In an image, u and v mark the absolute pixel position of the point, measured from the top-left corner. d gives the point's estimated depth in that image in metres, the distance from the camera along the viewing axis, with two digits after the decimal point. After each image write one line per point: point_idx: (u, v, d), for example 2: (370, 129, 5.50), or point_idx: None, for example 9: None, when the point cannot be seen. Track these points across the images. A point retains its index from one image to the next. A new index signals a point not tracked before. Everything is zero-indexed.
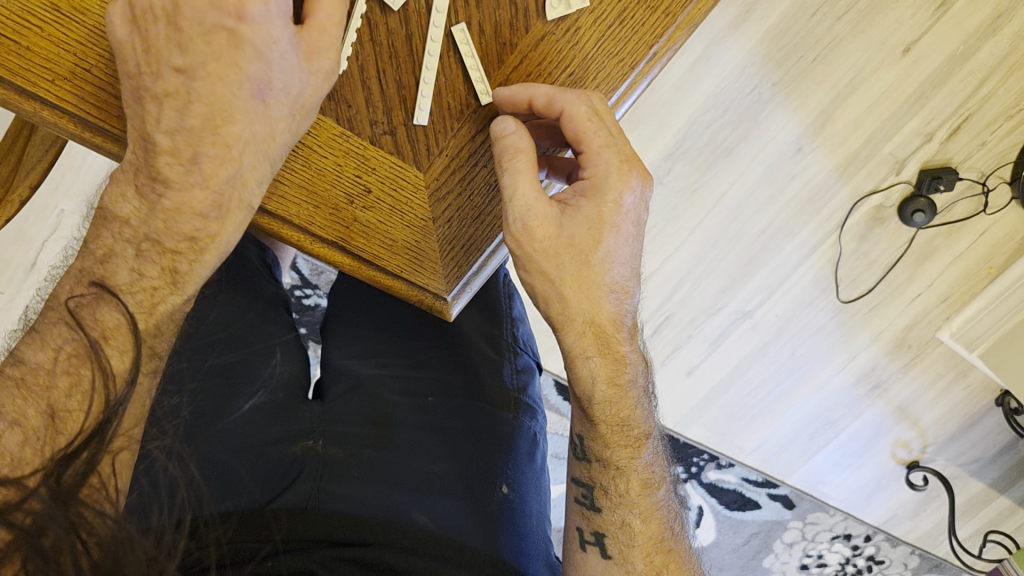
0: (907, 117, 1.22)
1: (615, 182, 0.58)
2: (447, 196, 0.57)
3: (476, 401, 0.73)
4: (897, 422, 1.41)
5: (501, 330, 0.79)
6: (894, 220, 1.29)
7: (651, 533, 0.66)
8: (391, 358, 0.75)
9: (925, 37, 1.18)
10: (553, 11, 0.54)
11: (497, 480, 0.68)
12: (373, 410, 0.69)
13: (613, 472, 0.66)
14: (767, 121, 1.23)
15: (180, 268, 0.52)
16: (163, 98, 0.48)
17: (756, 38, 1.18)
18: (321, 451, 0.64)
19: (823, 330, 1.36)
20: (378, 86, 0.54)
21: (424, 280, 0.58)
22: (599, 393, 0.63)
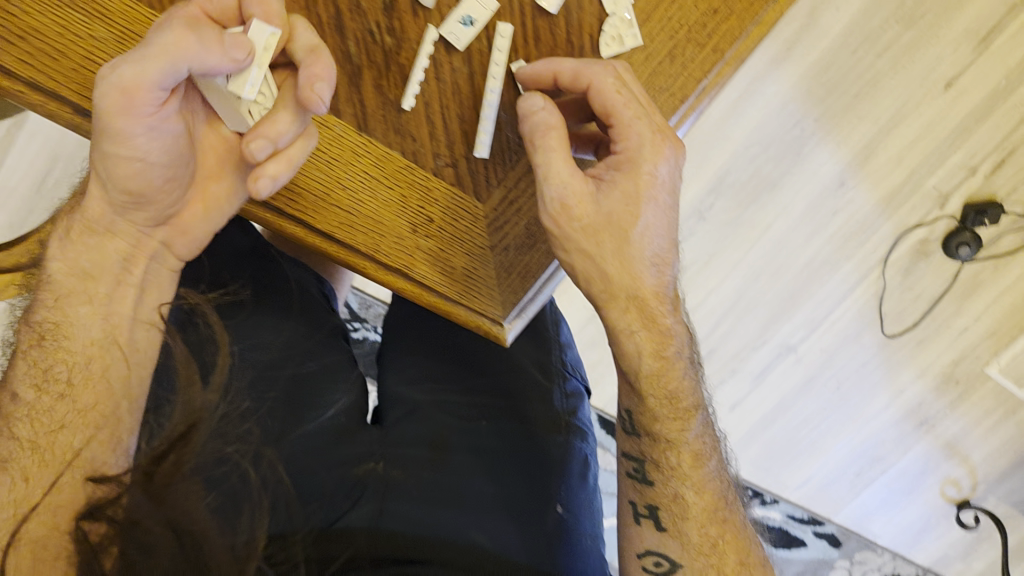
0: (950, 151, 1.21)
1: (649, 155, 0.56)
2: (505, 226, 0.59)
3: (528, 425, 0.75)
4: (945, 459, 1.39)
5: (552, 357, 0.80)
6: (938, 254, 1.28)
7: (705, 504, 0.67)
8: (445, 382, 0.76)
9: (966, 73, 1.17)
10: (607, 49, 0.57)
11: (551, 501, 0.70)
12: (431, 433, 0.71)
13: (663, 445, 0.66)
14: (810, 156, 1.24)
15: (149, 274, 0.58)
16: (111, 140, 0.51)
17: (799, 73, 1.20)
18: (383, 473, 0.66)
19: (868, 365, 1.35)
20: (441, 122, 0.57)
21: (481, 305, 0.60)
22: (647, 367, 0.63)
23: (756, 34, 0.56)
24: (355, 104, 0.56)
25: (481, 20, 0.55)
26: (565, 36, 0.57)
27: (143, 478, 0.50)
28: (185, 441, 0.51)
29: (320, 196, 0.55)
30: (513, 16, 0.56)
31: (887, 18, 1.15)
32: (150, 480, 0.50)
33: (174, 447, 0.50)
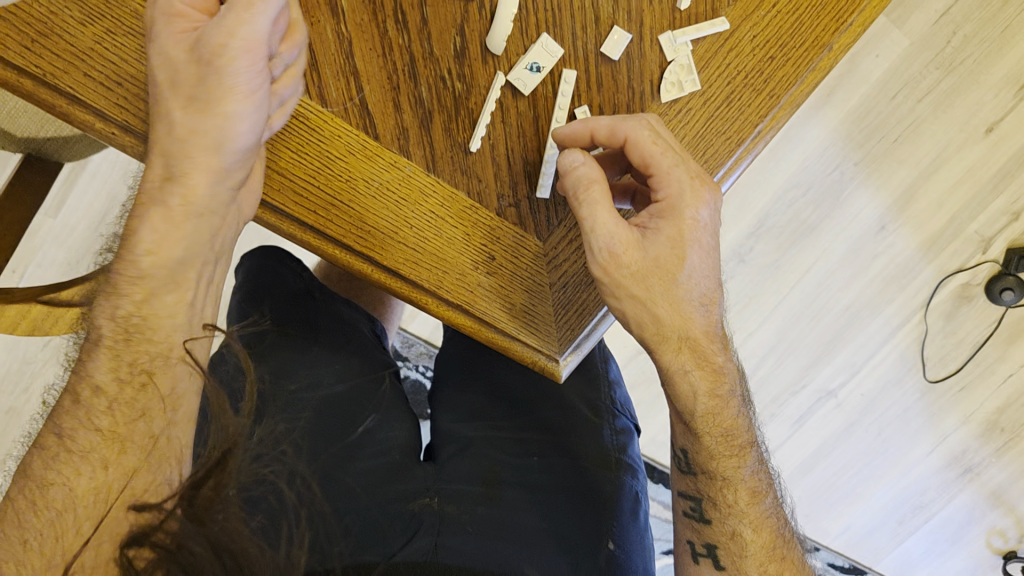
0: (991, 196, 1.23)
1: (690, 201, 0.57)
2: (563, 264, 0.60)
3: (578, 463, 0.74)
4: (991, 509, 1.36)
5: (600, 395, 0.80)
6: (982, 298, 1.28)
7: (762, 542, 0.67)
8: (495, 418, 0.77)
9: (1007, 118, 1.20)
10: (668, 94, 0.58)
11: (604, 536, 0.70)
12: (483, 469, 0.72)
13: (720, 483, 0.66)
14: (849, 200, 1.25)
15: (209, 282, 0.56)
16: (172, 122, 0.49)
17: (837, 119, 1.22)
18: (438, 508, 0.67)
19: (911, 410, 1.34)
20: (506, 162, 0.58)
21: (538, 343, 0.60)
22: (701, 405, 0.63)
23: (809, 80, 0.58)
24: (425, 146, 0.57)
25: (546, 67, 0.57)
26: (627, 82, 0.58)
27: (185, 503, 0.51)
28: (221, 467, 0.52)
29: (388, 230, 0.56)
30: (578, 62, 0.57)
31: (928, 63, 1.18)
32: (191, 505, 0.51)
33: (210, 473, 0.52)
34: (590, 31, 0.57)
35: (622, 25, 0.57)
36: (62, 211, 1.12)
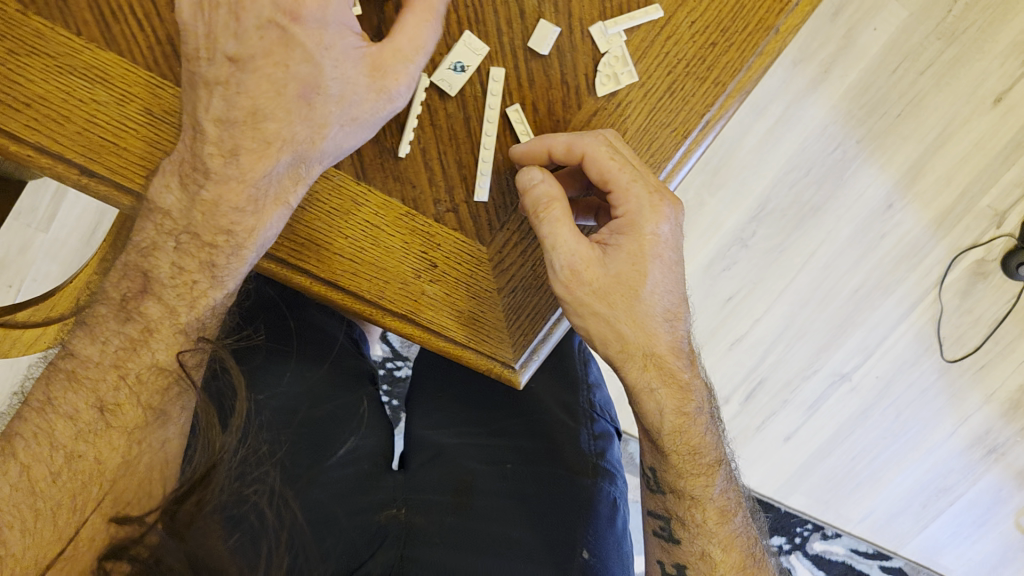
0: (1003, 168, 1.21)
1: (649, 216, 0.58)
2: (510, 267, 0.60)
3: (554, 468, 0.74)
4: (1020, 489, 1.33)
5: (578, 398, 0.79)
6: (997, 274, 1.26)
7: (733, 562, 0.70)
8: (471, 427, 0.76)
9: (1016, 87, 1.17)
10: (603, 87, 0.58)
11: (577, 545, 0.68)
12: (454, 479, 0.71)
13: (688, 502, 0.69)
14: (853, 178, 1.22)
15: (217, 261, 0.55)
16: (226, 87, 0.51)
17: (837, 95, 1.19)
18: (404, 519, 0.67)
19: (929, 392, 1.31)
20: (440, 167, 0.57)
21: (492, 348, 0.59)
22: (668, 424, 0.65)
23: (757, 64, 0.57)
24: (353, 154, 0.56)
25: (471, 66, 0.56)
26: (559, 76, 0.58)
27: (166, 517, 0.51)
28: (204, 484, 0.52)
29: (322, 247, 0.55)
30: (505, 58, 0.57)
31: (930, 33, 1.15)
32: (173, 519, 0.51)
33: (195, 488, 0.52)
34: (517, 25, 0.57)
35: (549, 18, 0.57)
36: (52, 225, 1.13)
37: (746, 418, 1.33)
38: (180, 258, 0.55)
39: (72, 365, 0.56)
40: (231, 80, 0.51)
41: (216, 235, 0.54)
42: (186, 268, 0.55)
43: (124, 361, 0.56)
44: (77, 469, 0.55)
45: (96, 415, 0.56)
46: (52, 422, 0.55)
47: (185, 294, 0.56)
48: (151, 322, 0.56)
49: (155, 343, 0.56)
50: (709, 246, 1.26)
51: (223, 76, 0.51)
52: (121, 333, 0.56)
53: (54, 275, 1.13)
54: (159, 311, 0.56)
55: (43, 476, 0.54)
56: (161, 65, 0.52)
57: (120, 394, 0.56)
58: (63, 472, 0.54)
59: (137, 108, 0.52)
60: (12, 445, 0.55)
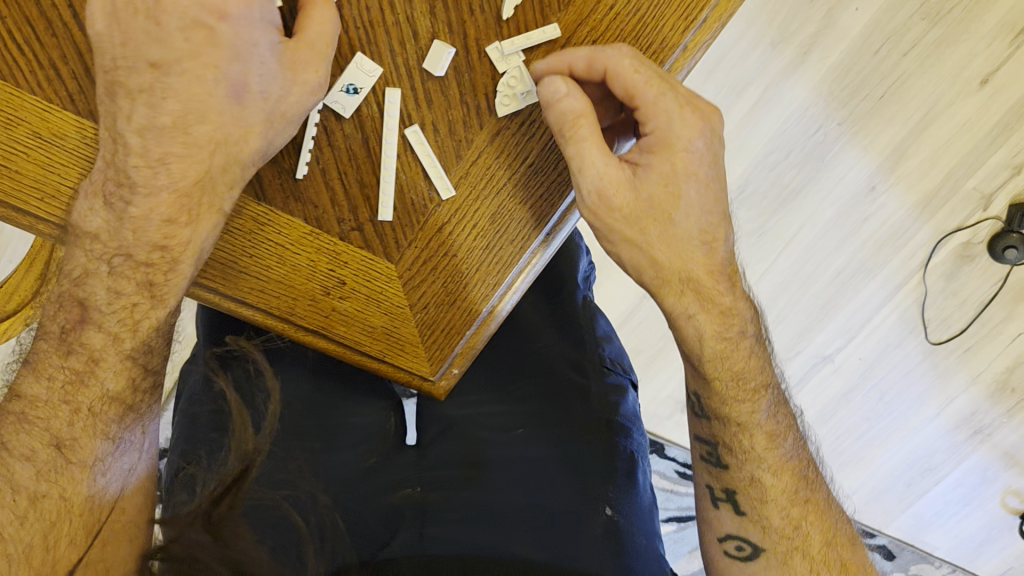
0: (990, 151, 1.21)
1: (680, 131, 0.60)
2: (422, 284, 0.58)
3: (563, 430, 0.69)
4: (1007, 469, 1.34)
5: (588, 355, 0.75)
6: (984, 257, 1.26)
7: (784, 487, 0.69)
8: (481, 396, 0.74)
9: (1003, 67, 1.16)
10: (506, 107, 0.57)
11: (600, 501, 0.62)
12: (466, 450, 0.68)
13: (735, 428, 0.68)
14: (834, 161, 1.24)
15: (156, 281, 0.55)
16: (141, 93, 0.51)
17: (816, 79, 1.19)
18: (419, 497, 0.63)
19: (913, 373, 1.33)
20: (341, 187, 0.56)
21: (410, 362, 0.59)
22: (709, 349, 0.66)
23: None
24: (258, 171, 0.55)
25: (364, 87, 0.55)
26: (459, 95, 0.56)
27: (202, 517, 0.49)
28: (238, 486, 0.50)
29: (226, 264, 0.56)
30: (401, 79, 0.56)
31: (913, 14, 1.14)
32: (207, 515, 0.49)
33: (229, 489, 0.50)
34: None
35: (444, 38, 0.55)
36: None
37: None
38: (115, 283, 0.55)
39: (22, 407, 0.55)
40: (156, 86, 0.51)
41: (151, 252, 0.54)
42: (125, 292, 0.55)
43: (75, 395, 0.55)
44: (45, 509, 0.54)
45: (53, 453, 0.55)
46: (10, 466, 0.54)
47: (127, 318, 0.55)
48: (96, 352, 0.55)
49: (104, 371, 0.56)
50: None
51: (149, 82, 0.51)
52: (65, 368, 0.55)
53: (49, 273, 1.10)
54: (102, 340, 0.55)
55: (10, 520, 0.53)
56: (45, 88, 0.50)
57: (75, 429, 0.55)
58: (29, 515, 0.54)
59: (25, 132, 0.50)
60: None
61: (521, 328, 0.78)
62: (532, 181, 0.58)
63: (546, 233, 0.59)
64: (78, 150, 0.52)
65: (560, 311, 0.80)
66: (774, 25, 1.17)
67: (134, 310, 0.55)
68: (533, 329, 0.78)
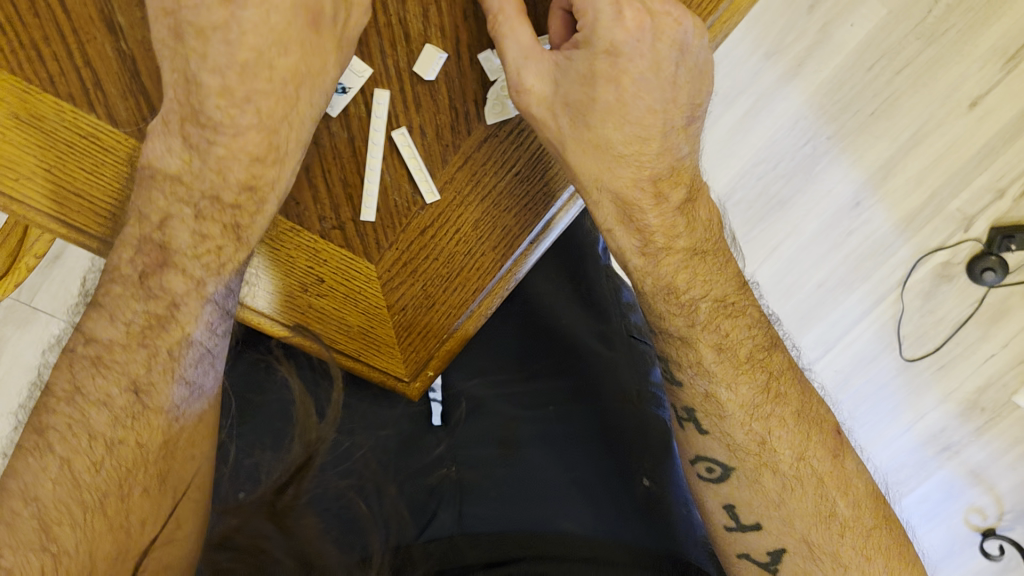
0: (976, 172, 1.19)
1: (607, 30, 0.53)
2: (400, 286, 0.58)
3: (598, 406, 0.65)
4: (971, 486, 1.35)
5: (613, 327, 0.70)
6: (962, 278, 1.26)
7: (743, 398, 0.61)
8: (507, 373, 0.66)
9: (992, 92, 1.15)
10: (493, 114, 0.56)
11: (637, 474, 0.64)
12: (499, 427, 0.63)
13: (679, 342, 0.61)
14: (822, 173, 1.24)
15: (240, 222, 0.54)
16: (209, 30, 0.51)
17: (810, 90, 1.20)
18: (457, 476, 0.60)
19: (886, 387, 1.34)
20: (324, 186, 0.56)
21: (384, 362, 0.59)
22: (635, 262, 0.60)
23: None
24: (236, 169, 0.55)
25: (353, 87, 0.55)
26: (448, 100, 0.55)
27: (267, 505, 0.50)
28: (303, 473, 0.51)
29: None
30: (391, 81, 0.55)
31: (908, 33, 1.15)
32: (273, 506, 0.50)
33: (292, 479, 0.50)
34: None
35: (436, 43, 0.54)
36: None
37: None
38: (200, 227, 0.54)
39: (97, 351, 0.53)
40: (231, 23, 0.51)
41: (239, 193, 0.54)
42: (208, 234, 0.54)
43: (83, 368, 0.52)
44: (122, 456, 0.52)
45: (131, 398, 0.53)
46: (85, 411, 0.52)
47: (212, 262, 0.54)
48: (176, 297, 0.54)
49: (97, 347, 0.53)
50: None
51: (221, 18, 0.51)
52: (141, 311, 0.53)
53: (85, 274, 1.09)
54: (184, 283, 0.54)
55: (83, 466, 0.51)
56: (26, 69, 0.50)
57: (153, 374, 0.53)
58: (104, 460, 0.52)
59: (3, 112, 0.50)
60: (45, 437, 0.51)
61: (543, 304, 0.69)
62: (517, 188, 0.57)
63: (530, 242, 0.58)
64: (57, 132, 0.51)
65: (581, 283, 0.72)
66: (768, 41, 1.19)
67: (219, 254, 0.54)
68: (554, 303, 0.70)
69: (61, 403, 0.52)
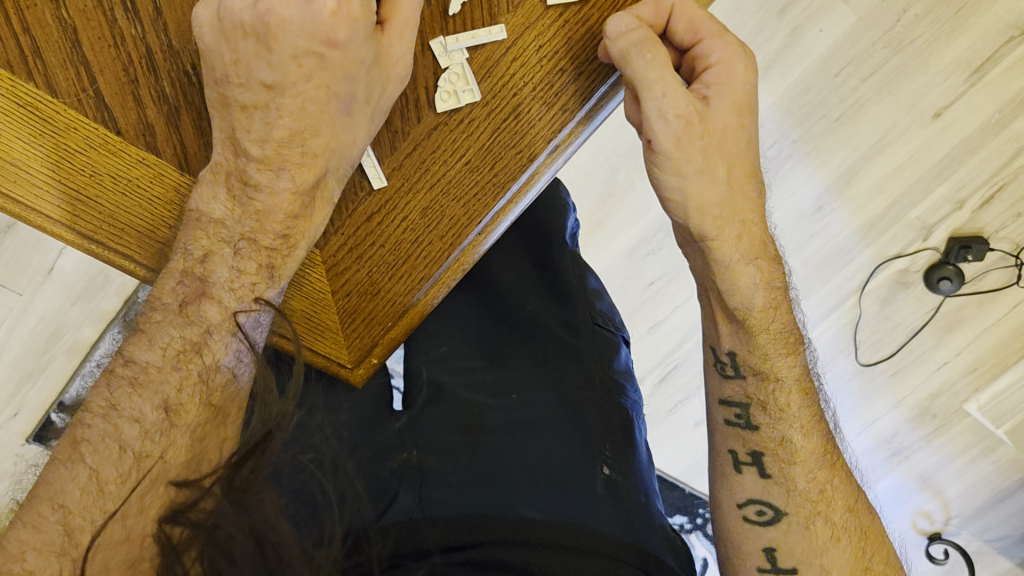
0: (937, 183, 1.20)
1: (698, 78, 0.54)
2: (345, 273, 0.53)
3: (560, 389, 0.61)
4: (920, 491, 1.37)
5: (577, 313, 0.68)
6: (919, 286, 1.27)
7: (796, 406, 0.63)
8: (472, 361, 0.66)
9: (956, 103, 1.14)
10: (443, 104, 0.51)
11: (596, 460, 0.57)
12: (462, 414, 0.60)
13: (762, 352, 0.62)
14: (787, 176, 1.20)
15: (275, 263, 0.50)
16: (252, 110, 0.47)
17: (778, 93, 1.15)
18: (418, 462, 0.57)
19: (844, 389, 1.34)
20: None
21: (327, 348, 0.54)
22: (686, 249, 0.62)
23: None
24: (176, 143, 0.49)
25: None
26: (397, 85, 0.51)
27: (223, 484, 0.45)
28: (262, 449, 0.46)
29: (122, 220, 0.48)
30: None
31: (875, 41, 1.12)
32: (230, 486, 0.45)
33: (251, 453, 0.46)
34: None
35: None
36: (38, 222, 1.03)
37: (658, 402, 1.31)
38: (239, 263, 0.49)
39: None
40: (269, 105, 0.47)
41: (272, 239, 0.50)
42: (245, 272, 0.50)
43: (186, 363, 0.48)
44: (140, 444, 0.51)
45: None
46: None
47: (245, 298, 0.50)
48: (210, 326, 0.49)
49: (217, 344, 0.49)
50: (636, 230, 1.19)
51: (263, 101, 0.47)
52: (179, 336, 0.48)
53: (44, 245, 1.03)
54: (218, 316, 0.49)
55: None
56: None
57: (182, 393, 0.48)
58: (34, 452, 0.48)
59: None
60: None
61: (504, 291, 0.70)
62: (467, 179, 0.52)
63: (479, 232, 0.54)
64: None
65: (547, 270, 0.72)
66: (745, 30, 1.12)
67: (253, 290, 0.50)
68: (519, 291, 0.70)
69: (97, 420, 0.47)
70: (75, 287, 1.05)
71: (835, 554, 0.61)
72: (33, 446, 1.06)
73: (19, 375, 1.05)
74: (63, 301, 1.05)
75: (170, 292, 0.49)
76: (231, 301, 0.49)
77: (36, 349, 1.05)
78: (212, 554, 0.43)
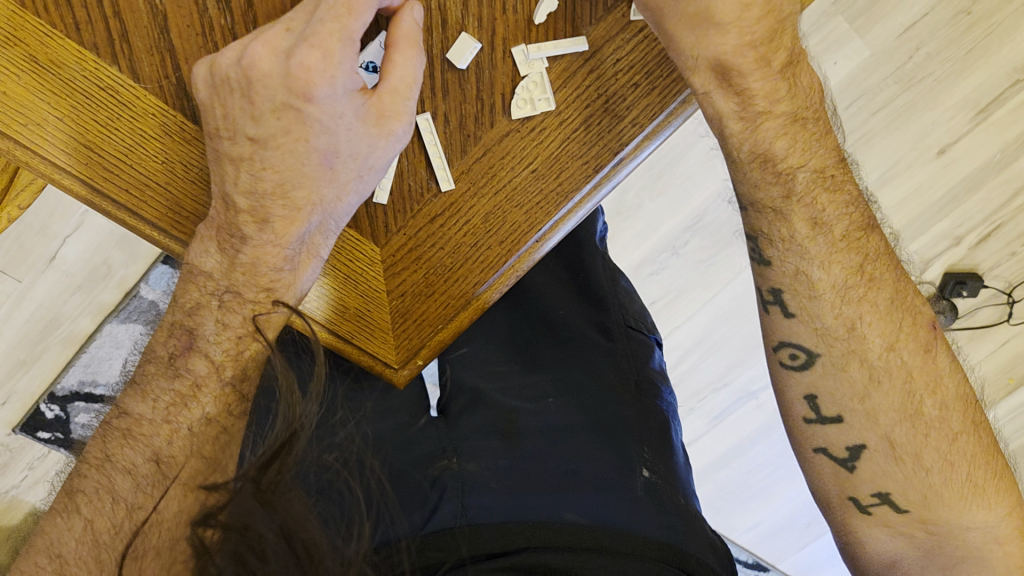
0: (937, 218, 1.21)
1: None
2: (403, 271, 0.55)
3: (599, 391, 0.62)
4: None
5: (610, 317, 0.69)
6: None
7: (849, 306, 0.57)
8: (507, 366, 0.66)
9: (961, 141, 1.17)
10: (519, 111, 0.52)
11: (636, 462, 0.57)
12: (500, 420, 0.60)
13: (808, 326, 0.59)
14: None
15: (260, 314, 0.51)
16: (240, 161, 0.48)
17: None
18: (459, 469, 0.56)
19: None
20: None
21: (378, 347, 0.55)
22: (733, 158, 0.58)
23: None
24: None
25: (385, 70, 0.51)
26: (476, 91, 0.52)
27: (251, 485, 0.45)
28: (287, 451, 0.45)
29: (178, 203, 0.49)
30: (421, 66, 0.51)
31: (887, 76, 1.14)
32: (257, 487, 0.44)
33: (277, 455, 0.45)
34: None
35: (472, 31, 0.50)
36: (36, 211, 1.00)
37: None
38: (224, 315, 0.51)
39: None
40: (254, 157, 0.48)
41: (257, 292, 0.51)
42: (232, 325, 0.51)
43: (175, 416, 0.50)
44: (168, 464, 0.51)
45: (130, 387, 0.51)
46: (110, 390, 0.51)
47: (230, 349, 0.51)
48: (198, 378, 0.51)
49: (205, 397, 0.51)
50: (641, 249, 1.20)
51: (246, 154, 0.48)
52: (170, 389, 0.50)
53: (48, 233, 1.01)
54: (207, 368, 0.51)
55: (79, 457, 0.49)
56: (53, 12, 0.44)
57: (173, 444, 0.50)
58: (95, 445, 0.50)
59: (20, 53, 0.43)
60: None
61: (537, 294, 0.70)
62: (532, 186, 0.53)
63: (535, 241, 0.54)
64: (82, 83, 0.45)
65: (579, 274, 0.73)
66: None
67: (239, 343, 0.51)
68: (553, 296, 0.71)
69: (93, 471, 0.49)
70: (76, 276, 1.02)
71: (881, 397, 0.58)
72: (20, 435, 1.05)
73: (8, 362, 1.04)
74: (63, 291, 1.03)
75: (163, 346, 0.51)
76: (217, 353, 0.51)
77: (25, 337, 1.04)
78: (246, 556, 0.44)
